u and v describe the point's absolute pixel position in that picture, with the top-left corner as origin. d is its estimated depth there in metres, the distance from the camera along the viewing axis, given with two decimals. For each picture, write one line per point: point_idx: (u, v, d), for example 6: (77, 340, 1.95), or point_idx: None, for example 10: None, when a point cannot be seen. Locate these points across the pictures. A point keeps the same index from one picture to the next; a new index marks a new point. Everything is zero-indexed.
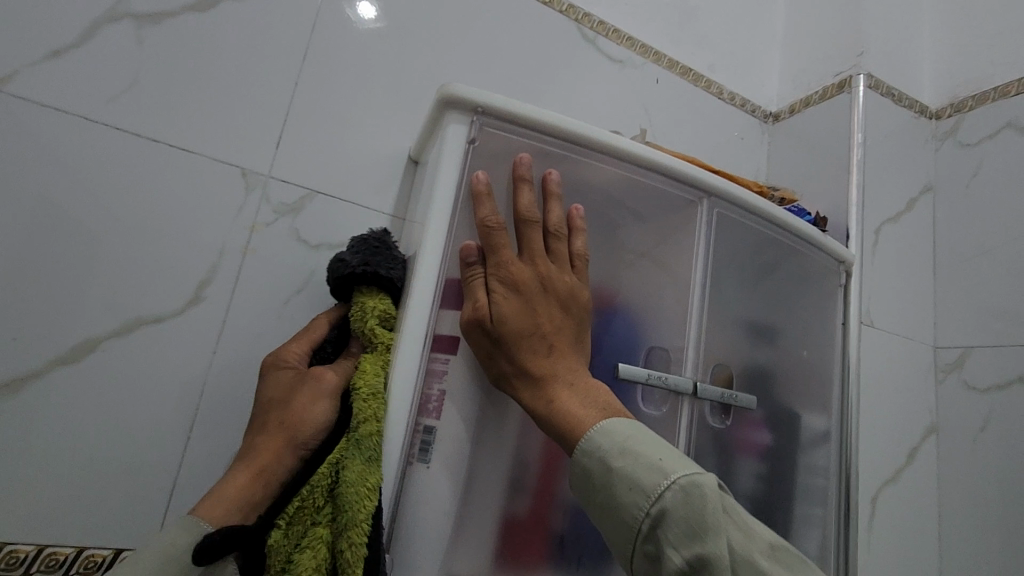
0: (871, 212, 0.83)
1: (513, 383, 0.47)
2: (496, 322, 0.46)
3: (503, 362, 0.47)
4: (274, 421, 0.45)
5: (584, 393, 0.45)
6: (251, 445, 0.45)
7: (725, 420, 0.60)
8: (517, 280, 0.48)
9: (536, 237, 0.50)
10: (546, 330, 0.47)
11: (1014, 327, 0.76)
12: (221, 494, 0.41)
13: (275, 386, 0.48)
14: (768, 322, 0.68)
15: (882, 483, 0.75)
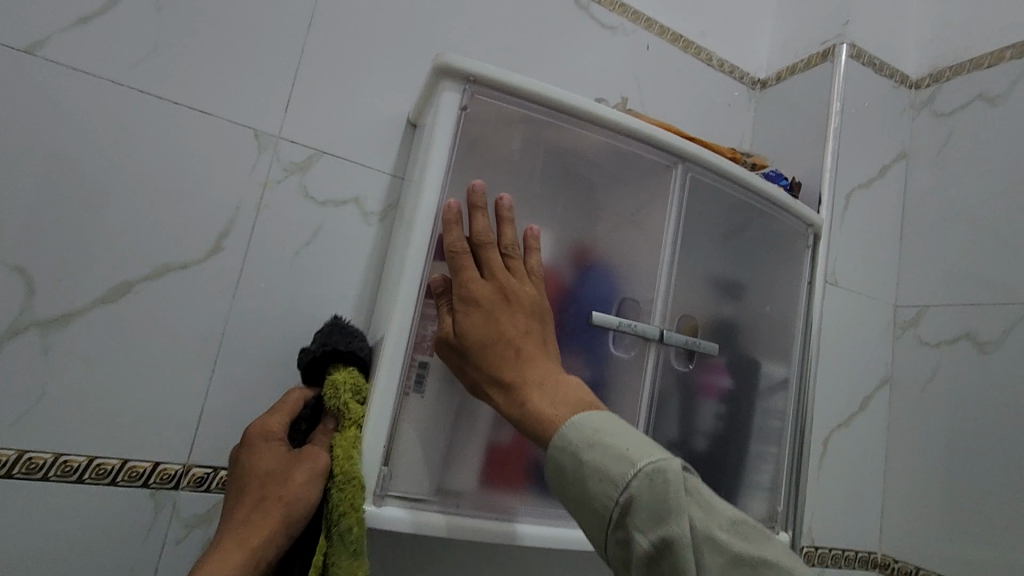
0: (844, 178, 0.88)
1: (488, 390, 0.51)
2: (460, 339, 0.52)
3: (474, 372, 0.51)
4: (269, 496, 0.49)
5: (554, 394, 0.47)
6: (236, 511, 0.50)
7: (688, 364, 0.68)
8: (476, 297, 0.52)
9: (494, 254, 0.55)
10: (510, 337, 0.51)
11: (969, 288, 0.82)
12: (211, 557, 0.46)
13: (255, 456, 0.52)
14: (735, 278, 0.74)
15: (837, 425, 0.82)
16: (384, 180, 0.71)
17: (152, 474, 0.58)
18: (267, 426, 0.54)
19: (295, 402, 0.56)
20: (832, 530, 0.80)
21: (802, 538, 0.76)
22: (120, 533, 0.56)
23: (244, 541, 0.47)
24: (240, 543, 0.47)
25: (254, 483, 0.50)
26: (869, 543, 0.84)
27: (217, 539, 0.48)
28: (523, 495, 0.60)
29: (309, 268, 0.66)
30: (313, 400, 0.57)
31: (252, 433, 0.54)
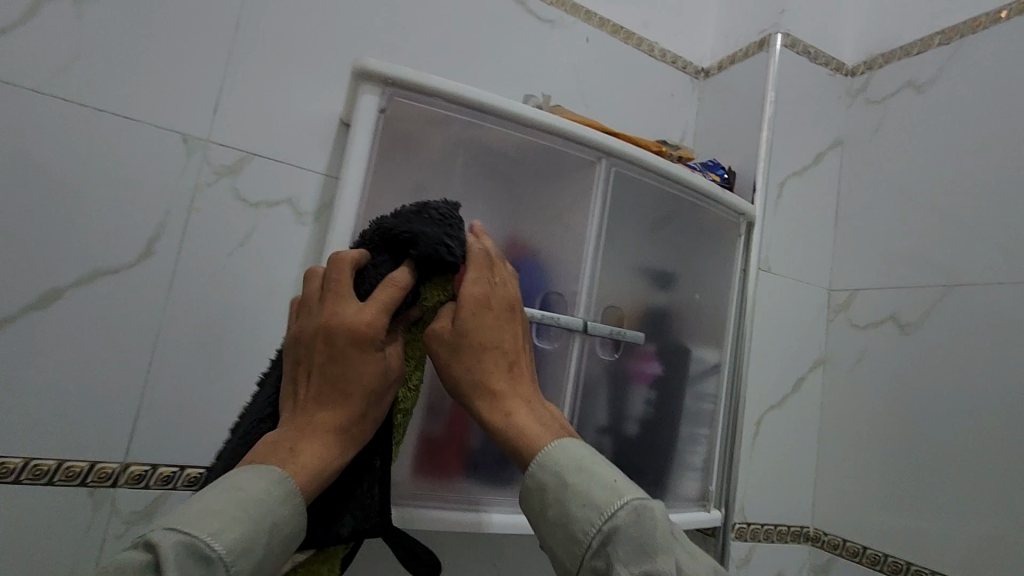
0: (778, 166, 0.90)
1: (468, 394, 0.47)
2: (455, 334, 0.48)
3: (461, 370, 0.47)
4: (368, 409, 0.45)
5: (538, 413, 0.46)
6: (324, 403, 0.44)
7: (613, 353, 0.71)
8: (487, 301, 0.49)
9: (503, 264, 0.53)
10: (507, 348, 0.48)
11: (896, 271, 0.85)
12: (302, 446, 0.42)
13: (364, 355, 0.45)
14: (663, 268, 0.77)
15: (770, 406, 0.86)
16: (318, 180, 0.72)
17: (90, 473, 0.60)
18: (375, 319, 0.46)
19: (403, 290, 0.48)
20: (764, 507, 0.84)
21: (733, 515, 0.80)
22: (62, 530, 0.59)
23: (342, 448, 0.44)
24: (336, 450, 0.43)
25: (354, 389, 0.45)
26: (801, 518, 0.88)
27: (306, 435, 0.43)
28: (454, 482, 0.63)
29: (244, 269, 0.67)
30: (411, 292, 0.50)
31: (359, 321, 0.45)
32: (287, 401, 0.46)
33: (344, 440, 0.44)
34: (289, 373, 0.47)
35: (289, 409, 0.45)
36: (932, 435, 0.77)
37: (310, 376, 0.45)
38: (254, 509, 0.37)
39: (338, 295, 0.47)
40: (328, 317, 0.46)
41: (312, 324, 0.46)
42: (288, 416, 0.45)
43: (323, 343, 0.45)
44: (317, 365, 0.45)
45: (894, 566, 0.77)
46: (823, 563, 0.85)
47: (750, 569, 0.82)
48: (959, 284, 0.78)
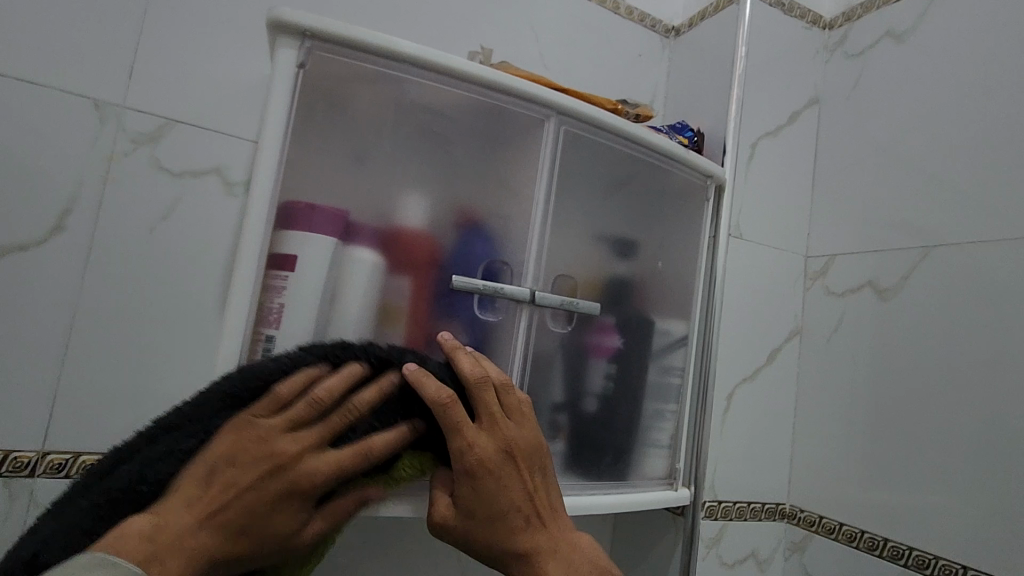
0: (749, 125, 0.85)
1: (501, 562, 0.49)
2: (462, 521, 0.49)
3: (483, 548, 0.49)
4: (263, 538, 0.44)
5: (568, 560, 0.48)
6: (226, 531, 0.42)
7: (568, 326, 0.66)
8: (484, 464, 0.48)
9: (491, 392, 0.52)
10: (519, 503, 0.49)
11: (876, 234, 0.80)
12: (170, 559, 0.39)
13: (296, 505, 0.46)
14: (623, 236, 0.73)
15: (742, 379, 0.81)
16: (249, 148, 0.67)
17: (4, 462, 0.56)
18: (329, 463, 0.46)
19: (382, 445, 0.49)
20: (737, 485, 0.80)
21: (702, 493, 0.76)
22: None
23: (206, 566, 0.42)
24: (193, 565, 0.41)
25: (262, 513, 0.44)
26: (777, 494, 0.84)
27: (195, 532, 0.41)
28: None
29: (168, 244, 0.63)
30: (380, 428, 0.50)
31: (316, 474, 0.46)
32: (186, 490, 0.43)
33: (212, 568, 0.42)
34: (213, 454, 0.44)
35: (185, 496, 0.43)
36: (909, 404, 0.73)
37: (228, 488, 0.43)
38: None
39: (325, 432, 0.47)
40: (298, 454, 0.45)
41: (281, 444, 0.45)
42: (171, 512, 0.42)
43: (269, 471, 0.44)
44: (258, 485, 0.44)
45: (870, 542, 0.73)
46: (800, 541, 0.82)
47: (722, 549, 0.79)
48: (937, 244, 0.73)
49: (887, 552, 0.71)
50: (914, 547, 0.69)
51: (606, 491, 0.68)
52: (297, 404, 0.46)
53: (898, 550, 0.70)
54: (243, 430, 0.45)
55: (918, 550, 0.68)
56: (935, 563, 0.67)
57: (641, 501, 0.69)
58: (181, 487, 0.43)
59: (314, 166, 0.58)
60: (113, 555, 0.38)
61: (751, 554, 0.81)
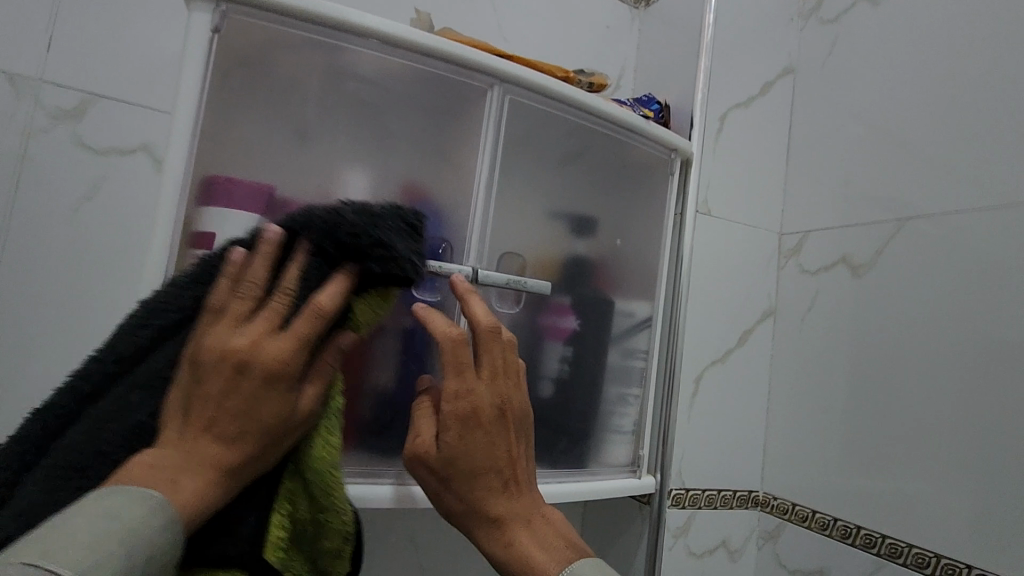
0: (719, 96, 0.81)
1: (463, 521, 0.47)
2: (440, 465, 0.46)
3: (453, 500, 0.47)
4: (258, 430, 0.38)
5: (540, 532, 0.46)
6: (219, 441, 0.37)
7: (516, 306, 0.63)
8: (478, 415, 0.46)
9: (496, 346, 0.49)
10: (503, 464, 0.47)
11: (851, 208, 0.76)
12: (184, 480, 0.35)
13: (274, 392, 0.38)
14: (579, 212, 0.70)
15: (711, 362, 0.78)
16: None
17: None
18: (281, 345, 0.38)
19: (330, 300, 0.40)
20: (706, 472, 0.77)
21: (668, 481, 0.73)
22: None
23: (208, 470, 0.36)
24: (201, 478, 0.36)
25: (234, 409, 0.37)
26: (750, 481, 0.80)
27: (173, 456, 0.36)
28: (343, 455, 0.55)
29: (93, 225, 0.60)
30: (319, 284, 0.41)
31: (277, 355, 0.38)
32: (170, 417, 0.38)
33: (226, 477, 0.37)
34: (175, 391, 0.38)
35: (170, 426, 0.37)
36: (883, 386, 0.69)
37: (201, 398, 0.37)
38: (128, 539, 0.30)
39: (267, 315, 0.39)
40: (251, 347, 0.38)
41: (227, 344, 0.37)
42: (161, 442, 0.37)
43: (228, 372, 0.37)
44: (231, 387, 0.37)
45: (843, 530, 0.70)
46: (773, 529, 0.79)
47: (691, 539, 0.75)
48: (912, 216, 0.69)
49: (860, 540, 0.68)
50: (888, 536, 0.66)
51: (564, 480, 0.65)
52: (234, 300, 0.39)
53: (871, 538, 0.67)
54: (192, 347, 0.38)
55: (891, 538, 0.65)
56: (909, 552, 0.64)
57: (599, 491, 0.66)
58: (166, 413, 0.38)
59: (237, 138, 0.54)
60: (116, 486, 0.33)
61: (722, 544, 0.77)
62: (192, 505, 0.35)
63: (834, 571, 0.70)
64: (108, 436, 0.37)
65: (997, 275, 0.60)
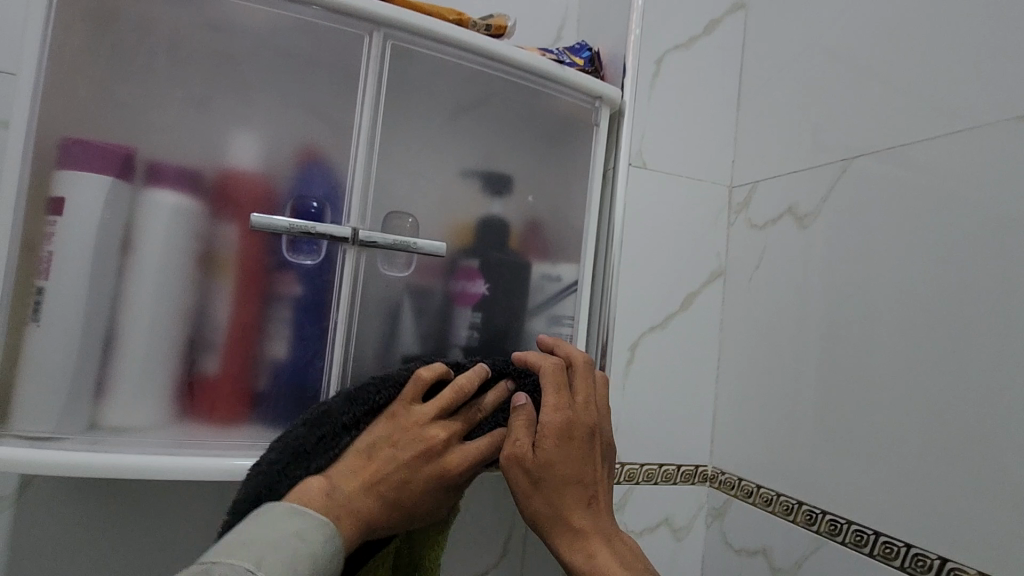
0: (656, 36, 0.74)
1: (547, 529, 0.48)
2: (538, 466, 0.47)
3: (541, 503, 0.47)
4: (408, 500, 0.46)
5: (619, 548, 0.47)
6: (386, 502, 0.45)
7: (407, 269, 0.60)
8: (572, 430, 0.48)
9: (589, 376, 0.52)
10: (588, 481, 0.48)
11: (800, 153, 0.69)
12: (347, 519, 0.43)
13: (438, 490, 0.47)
14: (490, 168, 0.65)
15: (649, 327, 0.73)
16: None
17: None
18: (461, 450, 0.49)
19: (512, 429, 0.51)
20: (644, 445, 0.72)
21: None
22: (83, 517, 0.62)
23: (369, 516, 0.44)
24: (350, 511, 0.43)
25: (411, 470, 0.46)
26: (697, 454, 0.75)
27: (358, 479, 0.45)
28: (240, 427, 0.55)
29: None
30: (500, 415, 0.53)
31: (461, 459, 0.48)
32: (350, 462, 0.47)
33: (369, 528, 0.44)
34: (373, 440, 0.48)
35: (349, 467, 0.46)
36: (828, 346, 0.63)
37: (394, 458, 0.46)
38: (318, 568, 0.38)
39: (460, 424, 0.50)
40: (445, 440, 0.48)
41: (430, 430, 0.48)
42: (341, 476, 0.45)
43: (424, 435, 0.47)
44: (420, 460, 0.47)
45: (785, 506, 0.65)
46: (720, 506, 0.74)
47: (627, 516, 0.71)
48: (859, 154, 0.62)
49: (801, 517, 0.63)
50: (828, 512, 0.60)
51: None
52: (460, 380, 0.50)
53: (812, 515, 0.62)
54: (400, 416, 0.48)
55: (831, 515, 0.60)
56: (848, 529, 0.58)
57: None
58: (351, 457, 0.47)
59: (92, 99, 0.51)
60: (301, 504, 0.42)
61: (664, 522, 0.73)
62: (349, 537, 0.43)
63: (774, 551, 0.66)
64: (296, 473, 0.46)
65: (942, 215, 0.53)
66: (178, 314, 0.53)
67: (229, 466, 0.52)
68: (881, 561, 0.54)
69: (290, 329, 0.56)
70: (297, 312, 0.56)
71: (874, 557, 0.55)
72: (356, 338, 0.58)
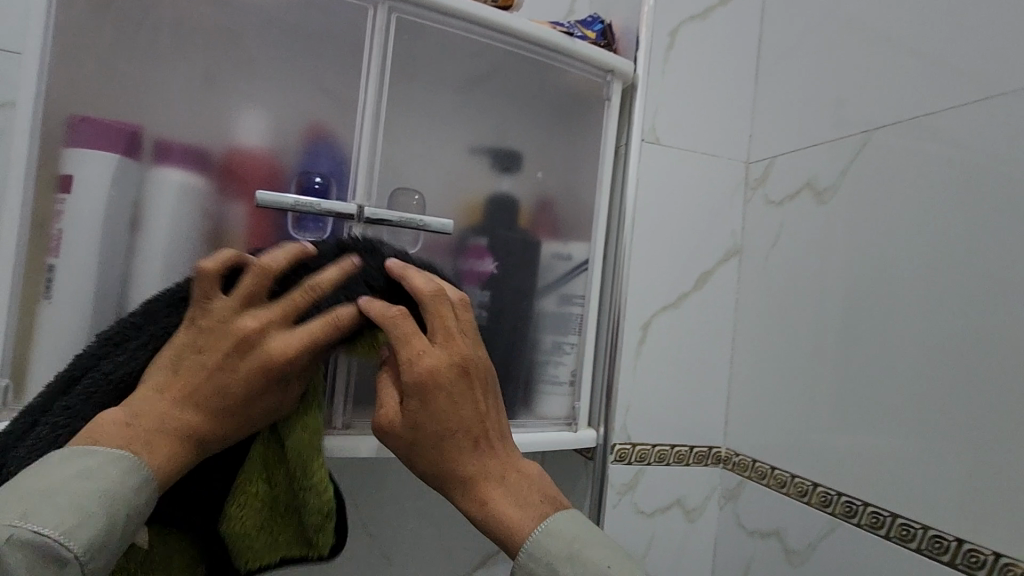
0: (670, 7, 0.72)
1: (441, 484, 0.45)
2: (410, 424, 0.44)
3: (426, 463, 0.45)
4: (225, 409, 0.44)
5: (514, 491, 0.45)
6: (202, 415, 0.43)
7: (414, 247, 0.59)
8: (433, 377, 0.44)
9: (447, 312, 0.47)
10: (469, 426, 0.45)
11: (819, 126, 0.67)
12: (159, 445, 0.41)
13: (260, 390, 0.44)
14: (497, 144, 0.64)
15: (662, 307, 0.71)
16: None
17: None
18: (274, 345, 0.44)
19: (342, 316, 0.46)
20: (656, 426, 0.71)
21: (610, 435, 0.68)
22: None
23: (178, 434, 0.42)
24: (163, 434, 0.42)
25: (220, 376, 0.43)
26: (710, 436, 0.74)
27: (165, 395, 0.43)
28: None
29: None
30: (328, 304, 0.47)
31: (274, 355, 0.44)
32: (157, 375, 0.44)
33: (193, 445, 0.43)
34: (177, 348, 0.44)
35: (154, 384, 0.43)
36: (845, 325, 0.61)
37: (201, 364, 0.43)
38: (116, 503, 0.38)
39: (276, 317, 0.45)
40: (252, 335, 0.44)
41: (230, 330, 0.43)
42: (146, 399, 0.43)
43: (231, 340, 0.43)
44: (230, 364, 0.43)
45: (800, 488, 0.64)
46: (734, 487, 0.73)
47: (638, 497, 0.71)
48: (881, 126, 0.59)
49: (816, 499, 0.62)
50: (845, 494, 0.59)
51: None
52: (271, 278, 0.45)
53: (828, 497, 0.61)
54: (199, 317, 0.44)
55: (847, 497, 0.59)
56: (864, 511, 0.57)
57: (531, 443, 0.62)
58: (158, 367, 0.44)
59: (99, 78, 0.51)
60: (96, 444, 0.40)
61: (676, 502, 0.73)
62: (163, 465, 0.41)
63: (788, 533, 0.65)
64: (107, 387, 0.44)
65: (966, 188, 0.51)
66: None
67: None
68: (897, 544, 0.53)
69: None
70: None
71: (891, 539, 0.54)
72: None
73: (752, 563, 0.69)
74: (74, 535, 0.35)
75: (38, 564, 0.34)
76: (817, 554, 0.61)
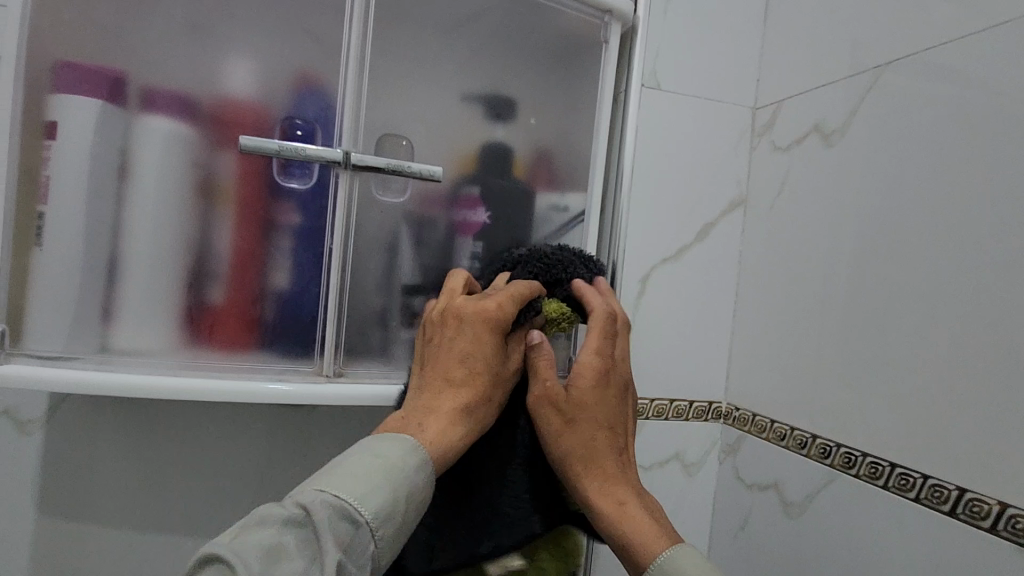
0: None
1: (580, 481, 0.47)
2: (572, 407, 0.48)
3: (574, 443, 0.47)
4: (470, 382, 0.46)
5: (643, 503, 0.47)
6: (455, 389, 0.46)
7: (403, 194, 0.59)
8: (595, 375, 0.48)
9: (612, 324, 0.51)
10: (608, 428, 0.48)
11: (829, 65, 0.63)
12: (430, 421, 0.44)
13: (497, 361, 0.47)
14: (489, 90, 0.62)
15: (662, 258, 0.70)
16: None
17: None
18: (490, 304, 0.47)
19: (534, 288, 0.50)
20: (655, 379, 0.70)
21: None
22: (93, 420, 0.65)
23: (439, 412, 0.45)
24: (432, 412, 0.45)
25: (465, 352, 0.47)
26: (710, 390, 0.73)
27: (423, 386, 0.47)
28: (245, 351, 0.56)
29: None
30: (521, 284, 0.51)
31: (497, 311, 0.47)
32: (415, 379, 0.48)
33: (464, 425, 0.45)
34: (424, 348, 0.49)
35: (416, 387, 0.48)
36: (850, 273, 0.59)
37: (451, 348, 0.47)
38: (391, 475, 0.39)
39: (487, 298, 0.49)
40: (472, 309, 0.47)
41: (457, 308, 0.48)
42: (415, 397, 0.47)
43: (462, 325, 0.47)
44: (472, 348, 0.47)
45: (799, 440, 0.63)
46: (733, 442, 0.72)
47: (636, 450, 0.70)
48: (891, 61, 0.56)
49: (815, 451, 0.61)
50: (843, 445, 0.58)
51: None
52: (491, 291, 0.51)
53: (826, 449, 0.60)
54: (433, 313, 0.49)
55: (846, 447, 0.58)
56: (863, 462, 0.56)
57: None
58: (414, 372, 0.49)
59: (79, 22, 0.51)
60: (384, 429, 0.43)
61: (675, 456, 0.72)
62: (438, 439, 0.43)
63: (786, 486, 0.64)
64: None
65: (980, 124, 0.48)
66: (179, 241, 0.53)
67: (239, 390, 0.53)
68: (895, 493, 0.52)
69: (290, 259, 0.56)
70: (294, 238, 0.56)
71: (889, 489, 0.53)
72: (352, 267, 0.57)
73: (749, 516, 0.69)
74: (368, 500, 0.37)
75: (340, 526, 0.36)
76: (814, 506, 0.61)
